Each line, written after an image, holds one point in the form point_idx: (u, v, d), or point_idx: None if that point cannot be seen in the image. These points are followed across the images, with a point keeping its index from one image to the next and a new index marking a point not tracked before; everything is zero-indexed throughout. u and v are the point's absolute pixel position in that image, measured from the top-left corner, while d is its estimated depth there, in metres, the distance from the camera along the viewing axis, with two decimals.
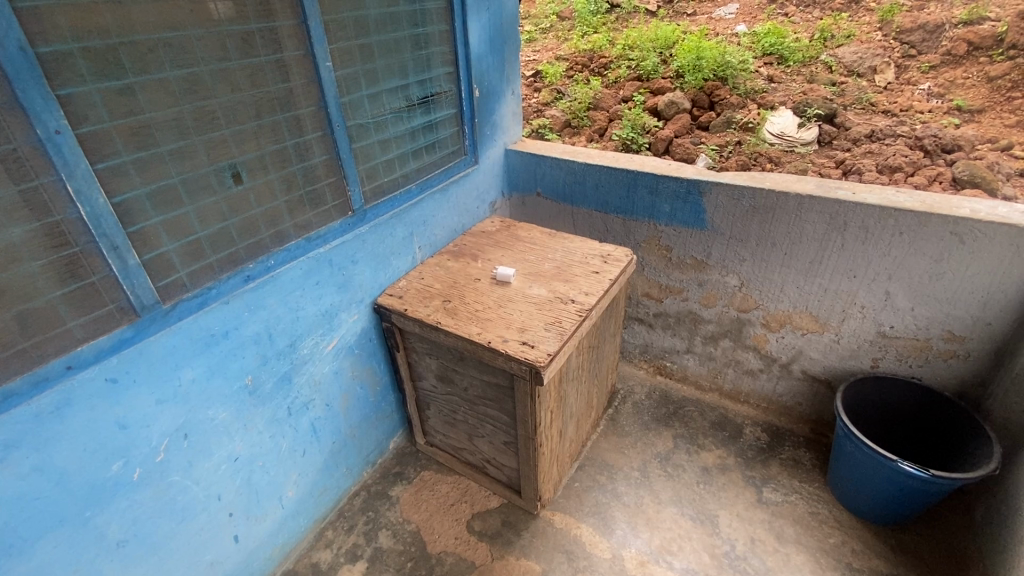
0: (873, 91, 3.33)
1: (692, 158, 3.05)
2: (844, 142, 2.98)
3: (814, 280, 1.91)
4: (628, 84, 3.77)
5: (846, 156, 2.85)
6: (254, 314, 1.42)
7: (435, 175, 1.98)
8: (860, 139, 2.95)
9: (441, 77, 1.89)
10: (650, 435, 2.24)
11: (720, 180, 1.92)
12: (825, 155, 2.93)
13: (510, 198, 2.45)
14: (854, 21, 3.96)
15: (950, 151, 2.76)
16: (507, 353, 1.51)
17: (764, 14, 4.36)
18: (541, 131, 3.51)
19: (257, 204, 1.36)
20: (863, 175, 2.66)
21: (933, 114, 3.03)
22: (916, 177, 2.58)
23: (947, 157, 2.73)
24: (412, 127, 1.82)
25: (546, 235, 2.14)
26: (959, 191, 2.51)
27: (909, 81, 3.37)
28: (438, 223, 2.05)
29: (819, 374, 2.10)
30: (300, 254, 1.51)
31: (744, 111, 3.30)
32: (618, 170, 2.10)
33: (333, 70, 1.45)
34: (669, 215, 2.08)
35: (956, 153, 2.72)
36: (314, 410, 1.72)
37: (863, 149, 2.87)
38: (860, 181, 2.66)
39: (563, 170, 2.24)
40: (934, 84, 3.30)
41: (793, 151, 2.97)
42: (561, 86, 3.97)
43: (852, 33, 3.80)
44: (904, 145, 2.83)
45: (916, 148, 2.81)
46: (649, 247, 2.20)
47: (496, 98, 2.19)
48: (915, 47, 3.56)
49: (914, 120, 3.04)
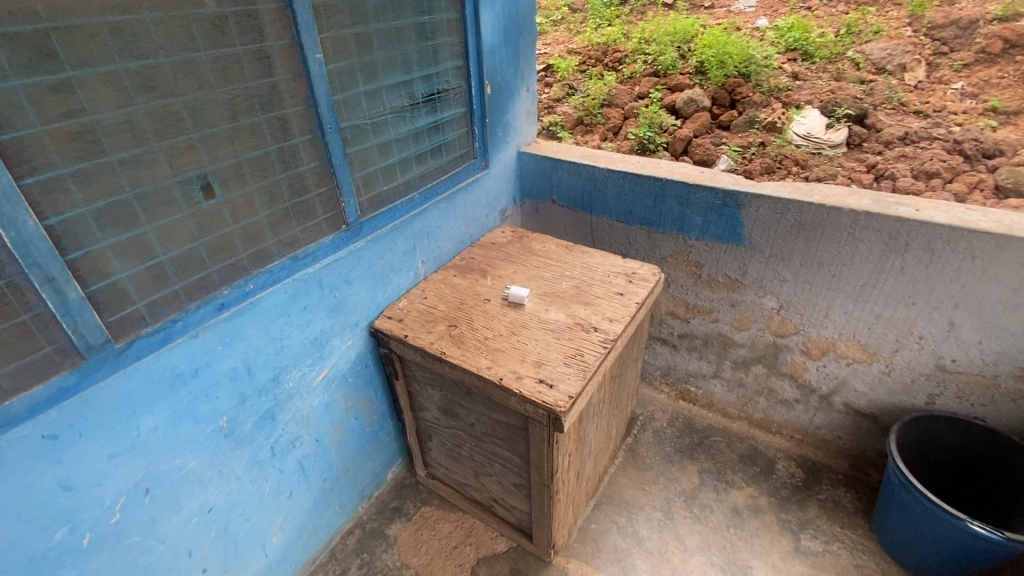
0: (903, 89, 3.09)
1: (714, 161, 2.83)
2: (875, 144, 2.75)
3: (865, 305, 1.70)
4: (645, 80, 3.53)
5: (878, 160, 2.61)
6: (230, 347, 1.22)
7: (441, 182, 1.77)
8: (892, 142, 2.72)
9: (449, 72, 1.68)
10: (673, 469, 2.04)
11: (760, 191, 1.70)
12: (855, 158, 2.70)
13: (522, 204, 2.25)
14: (882, 15, 3.69)
15: (991, 156, 2.53)
16: (522, 394, 1.31)
17: (787, 7, 4.10)
18: (553, 129, 3.29)
19: (233, 220, 1.16)
20: (897, 182, 2.44)
21: (969, 116, 2.79)
22: (956, 184, 2.36)
23: (988, 163, 2.50)
24: (416, 128, 1.61)
25: (562, 248, 1.93)
26: (1003, 200, 2.29)
27: (942, 80, 3.12)
28: (444, 235, 1.84)
29: (864, 408, 1.89)
30: (284, 276, 1.31)
31: (768, 110, 3.07)
32: (643, 177, 1.89)
33: (324, 63, 1.24)
34: (700, 229, 1.86)
35: (999, 158, 2.49)
36: (302, 448, 1.53)
37: (897, 153, 2.64)
38: (894, 187, 2.44)
39: (581, 176, 2.03)
40: (967, 83, 3.05)
41: (821, 154, 2.74)
42: (574, 81, 3.75)
43: (881, 28, 3.54)
44: (941, 148, 2.61)
45: (954, 153, 2.59)
46: (676, 263, 1.99)
47: (510, 95, 1.97)
48: (946, 44, 3.29)
49: (948, 121, 2.80)
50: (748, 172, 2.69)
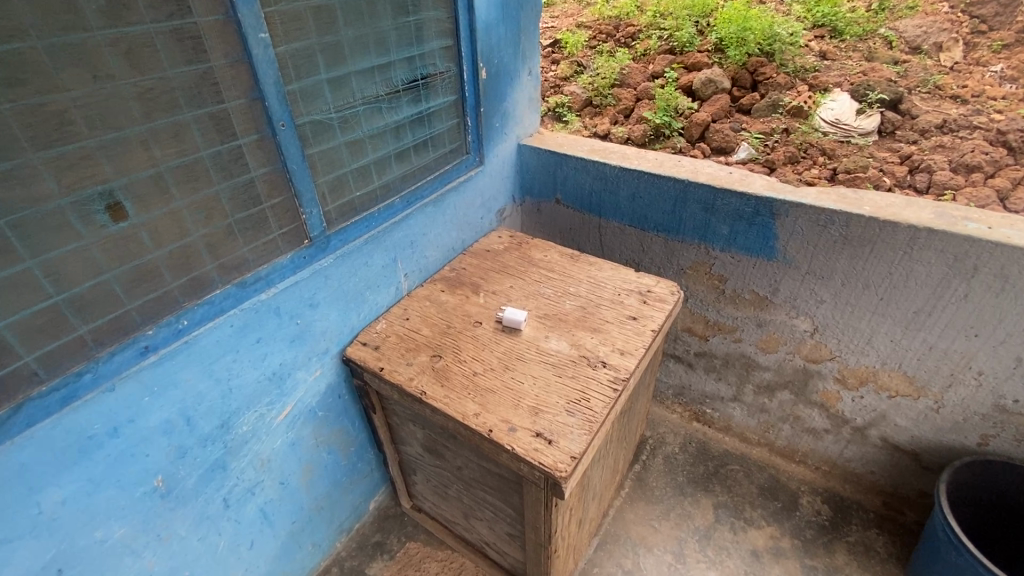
0: (938, 72, 2.77)
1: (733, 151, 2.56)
2: (909, 133, 2.45)
3: (917, 333, 1.46)
4: (659, 58, 3.21)
5: (912, 150, 2.34)
6: (160, 396, 1.02)
7: (427, 183, 1.53)
8: (928, 131, 2.43)
9: (435, 53, 1.42)
10: (686, 503, 1.85)
11: (799, 199, 1.45)
12: (887, 148, 2.42)
13: (523, 203, 1.99)
14: None
15: None
16: (515, 452, 1.09)
17: None
18: (558, 112, 3.00)
19: (155, 244, 0.94)
20: (934, 176, 2.17)
21: (1011, 102, 2.48)
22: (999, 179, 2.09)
23: None
24: (396, 121, 1.36)
25: (566, 258, 1.69)
26: None
27: (979, 61, 2.79)
28: (431, 242, 1.61)
29: (903, 444, 1.67)
30: (230, 307, 1.09)
31: (793, 93, 2.77)
32: (662, 178, 1.63)
33: (271, 44, 1.00)
34: (727, 239, 1.61)
35: None
36: (263, 494, 1.33)
37: (933, 143, 2.36)
38: (930, 182, 2.18)
39: (590, 173, 1.77)
40: (1008, 66, 2.72)
41: (850, 142, 2.46)
42: (582, 58, 3.43)
43: (916, 3, 3.21)
44: (982, 139, 2.31)
45: (996, 144, 2.29)
46: (695, 275, 1.75)
47: (509, 79, 1.71)
48: (985, 22, 2.97)
49: (987, 107, 2.50)
50: (771, 162, 2.42)
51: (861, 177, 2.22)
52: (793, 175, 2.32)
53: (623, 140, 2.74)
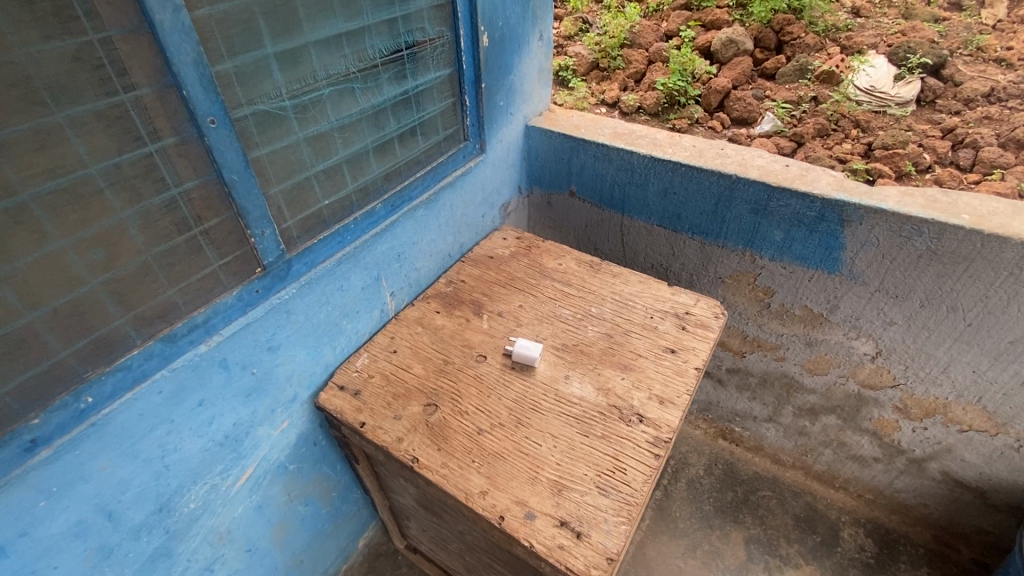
0: (981, 31, 2.44)
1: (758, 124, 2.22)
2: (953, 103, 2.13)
3: (1007, 366, 1.22)
4: (674, 14, 2.80)
5: (956, 122, 2.03)
6: (63, 496, 0.76)
7: (416, 182, 1.23)
8: (974, 100, 2.11)
9: (424, 13, 1.09)
10: (714, 538, 1.65)
11: (876, 203, 1.17)
12: (927, 119, 2.10)
13: (530, 194, 1.70)
14: None
15: None
16: (534, 549, 0.86)
17: None
18: (562, 76, 2.65)
19: (28, 301, 0.67)
20: (982, 150, 1.86)
21: None
22: None
23: None
24: (374, 105, 1.05)
25: (584, 268, 1.42)
26: None
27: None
28: (422, 252, 1.32)
29: (968, 479, 1.46)
30: (155, 369, 0.82)
31: (823, 56, 2.42)
32: (703, 172, 1.34)
33: (184, 6, 0.68)
34: (779, 247, 1.34)
35: None
36: (226, 569, 1.10)
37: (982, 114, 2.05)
38: (977, 158, 1.87)
39: (612, 163, 1.47)
40: None
41: (886, 112, 2.12)
42: (588, 14, 3.04)
43: None
44: None
45: None
46: (735, 285, 1.49)
47: (516, 46, 1.38)
48: None
49: None
50: (798, 135, 2.09)
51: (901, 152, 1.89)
52: (821, 150, 2.00)
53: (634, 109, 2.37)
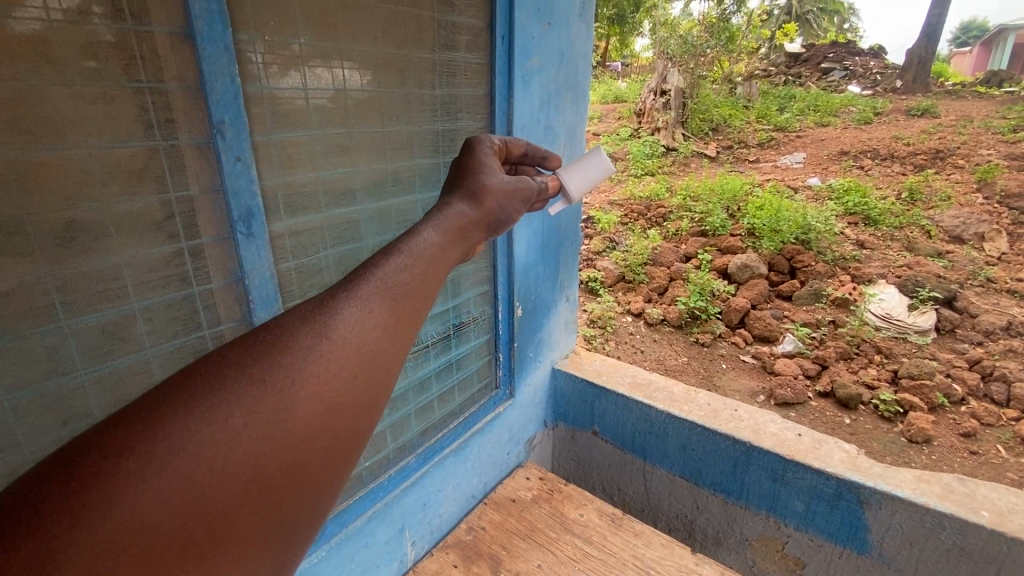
0: (936, 278, 3.02)
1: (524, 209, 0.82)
2: (972, 332, 2.74)
3: None
4: (692, 241, 3.54)
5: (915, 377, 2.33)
6: None
7: (448, 432, 1.34)
8: (993, 332, 2.70)
9: (471, 301, 1.34)
10: None
11: (892, 489, 1.21)
12: (846, 357, 2.52)
13: (554, 427, 1.78)
14: (906, 218, 3.91)
15: (979, 395, 2.33)
16: None
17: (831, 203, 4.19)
18: (601, 323, 2.85)
19: None
20: (878, 404, 2.23)
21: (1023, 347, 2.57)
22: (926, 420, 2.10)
23: (964, 408, 2.26)
24: (423, 375, 1.24)
25: (606, 521, 1.41)
26: (999, 475, 1.95)
27: (985, 304, 2.98)
28: (446, 496, 1.39)
29: None
30: None
31: (813, 310, 2.87)
32: (719, 434, 1.41)
33: None
34: (802, 517, 1.35)
35: (980, 405, 2.26)
36: None
37: (1001, 347, 2.59)
38: (880, 412, 2.21)
39: (632, 412, 1.58)
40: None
41: (906, 346, 2.61)
42: (616, 236, 3.80)
43: (912, 238, 3.66)
44: (923, 375, 2.33)
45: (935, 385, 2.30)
46: (762, 549, 1.46)
47: (546, 311, 1.61)
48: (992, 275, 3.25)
49: (985, 337, 2.69)
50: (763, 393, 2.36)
51: (927, 385, 2.27)
52: (775, 398, 2.31)
53: (658, 320, 2.86)
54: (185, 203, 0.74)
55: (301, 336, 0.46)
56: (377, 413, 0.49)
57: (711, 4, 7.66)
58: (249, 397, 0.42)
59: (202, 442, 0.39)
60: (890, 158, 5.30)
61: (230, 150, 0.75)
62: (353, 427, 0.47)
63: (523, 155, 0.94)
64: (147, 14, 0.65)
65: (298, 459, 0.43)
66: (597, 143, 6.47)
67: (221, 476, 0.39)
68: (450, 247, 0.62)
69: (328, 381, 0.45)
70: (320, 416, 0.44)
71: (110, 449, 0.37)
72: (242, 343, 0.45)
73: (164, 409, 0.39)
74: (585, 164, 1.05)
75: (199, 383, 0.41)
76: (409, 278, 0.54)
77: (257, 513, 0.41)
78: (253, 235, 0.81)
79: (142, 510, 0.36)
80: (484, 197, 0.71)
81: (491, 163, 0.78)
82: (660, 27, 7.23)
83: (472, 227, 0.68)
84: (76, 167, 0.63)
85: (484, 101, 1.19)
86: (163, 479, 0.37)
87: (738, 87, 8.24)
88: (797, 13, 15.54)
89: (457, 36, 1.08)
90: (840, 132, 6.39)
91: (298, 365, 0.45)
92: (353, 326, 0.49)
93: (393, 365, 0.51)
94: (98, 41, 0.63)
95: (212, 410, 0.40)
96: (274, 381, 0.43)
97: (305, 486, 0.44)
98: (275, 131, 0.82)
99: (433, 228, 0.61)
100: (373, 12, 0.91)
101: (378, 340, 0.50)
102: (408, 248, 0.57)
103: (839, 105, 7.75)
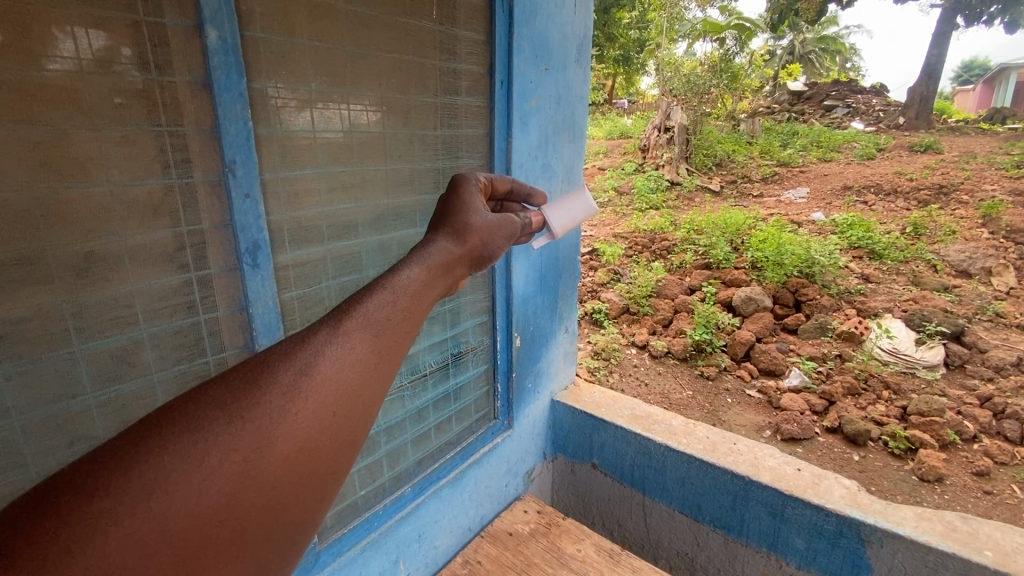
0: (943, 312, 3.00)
1: (514, 244, 0.86)
2: (982, 368, 2.70)
3: None
4: (696, 273, 3.57)
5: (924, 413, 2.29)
6: None
7: (445, 462, 1.35)
8: (1004, 367, 2.66)
9: (470, 330, 1.37)
10: None
11: (893, 526, 1.19)
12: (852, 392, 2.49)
13: (554, 460, 1.77)
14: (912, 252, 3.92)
15: (992, 433, 2.28)
16: None
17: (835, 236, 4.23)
18: (605, 354, 2.85)
19: None
20: (888, 442, 2.19)
21: None
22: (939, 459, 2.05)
23: (976, 446, 2.22)
24: (421, 403, 1.26)
25: (603, 557, 1.38)
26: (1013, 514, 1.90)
27: (994, 339, 2.95)
28: (443, 528, 1.38)
29: None
30: None
31: (819, 343, 2.85)
32: (718, 468, 1.40)
33: None
34: (805, 555, 1.32)
35: (993, 442, 2.22)
36: None
37: (1012, 383, 2.55)
38: (891, 450, 2.17)
39: (630, 444, 1.58)
40: None
41: (913, 381, 2.58)
42: (620, 268, 3.84)
43: (918, 271, 3.65)
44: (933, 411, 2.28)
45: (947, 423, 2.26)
46: None
47: (545, 342, 1.63)
48: (999, 309, 3.23)
49: (996, 372, 2.66)
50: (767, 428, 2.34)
51: (937, 422, 2.23)
52: (778, 433, 2.29)
53: (662, 352, 2.86)
54: (196, 237, 0.79)
55: (281, 374, 0.49)
56: (352, 449, 0.51)
57: (715, 45, 7.88)
58: (226, 435, 0.43)
59: (179, 481, 0.40)
60: (893, 192, 5.33)
61: (240, 187, 0.81)
62: (330, 462, 0.49)
63: (508, 192, 0.98)
64: (171, 66, 0.72)
65: (273, 495, 0.45)
66: (604, 177, 6.60)
67: (195, 515, 0.40)
68: (433, 281, 0.65)
69: (306, 419, 0.48)
70: (297, 452, 0.47)
71: (85, 488, 0.38)
72: (221, 380, 0.47)
73: (139, 446, 0.41)
74: (570, 202, 1.11)
75: (178, 421, 0.43)
76: (391, 314, 0.57)
77: (230, 551, 0.42)
78: (259, 266, 0.86)
79: (116, 548, 0.37)
80: (467, 235, 0.74)
81: (476, 201, 0.81)
82: (664, 67, 7.45)
83: (455, 264, 0.71)
84: (98, 203, 0.68)
85: (484, 140, 1.25)
86: (136, 518, 0.38)
87: (741, 124, 8.41)
88: (799, 53, 15.92)
89: (458, 81, 1.15)
90: (844, 167, 6.46)
91: (276, 404, 0.47)
92: (331, 363, 0.51)
93: (371, 402, 0.53)
94: (126, 90, 0.69)
95: (188, 448, 0.42)
96: (251, 418, 0.45)
97: (279, 521, 0.46)
98: (284, 169, 0.87)
99: (418, 264, 0.65)
100: (379, 60, 0.98)
101: (356, 377, 0.52)
102: (391, 284, 0.60)
103: (841, 141, 7.85)
